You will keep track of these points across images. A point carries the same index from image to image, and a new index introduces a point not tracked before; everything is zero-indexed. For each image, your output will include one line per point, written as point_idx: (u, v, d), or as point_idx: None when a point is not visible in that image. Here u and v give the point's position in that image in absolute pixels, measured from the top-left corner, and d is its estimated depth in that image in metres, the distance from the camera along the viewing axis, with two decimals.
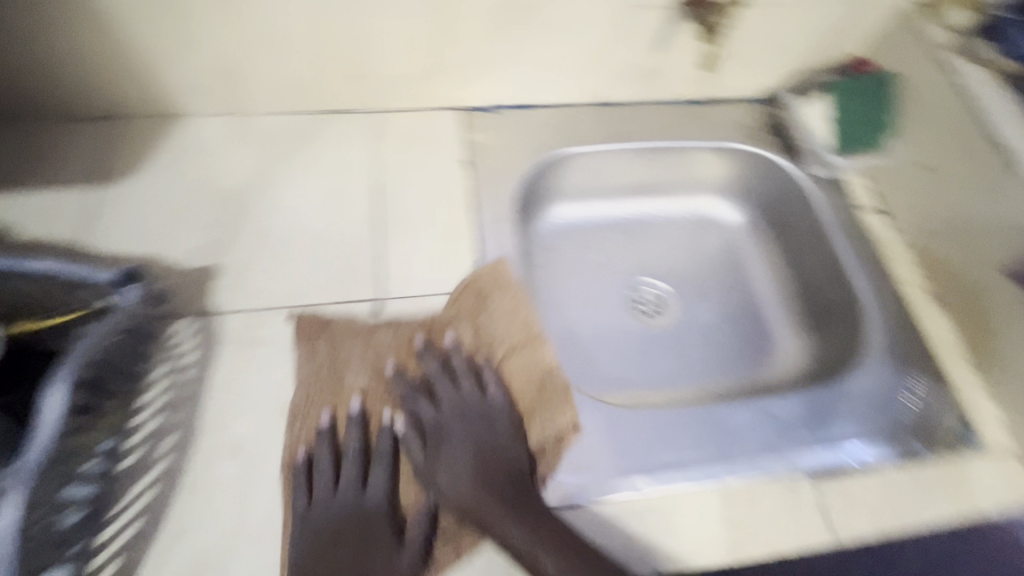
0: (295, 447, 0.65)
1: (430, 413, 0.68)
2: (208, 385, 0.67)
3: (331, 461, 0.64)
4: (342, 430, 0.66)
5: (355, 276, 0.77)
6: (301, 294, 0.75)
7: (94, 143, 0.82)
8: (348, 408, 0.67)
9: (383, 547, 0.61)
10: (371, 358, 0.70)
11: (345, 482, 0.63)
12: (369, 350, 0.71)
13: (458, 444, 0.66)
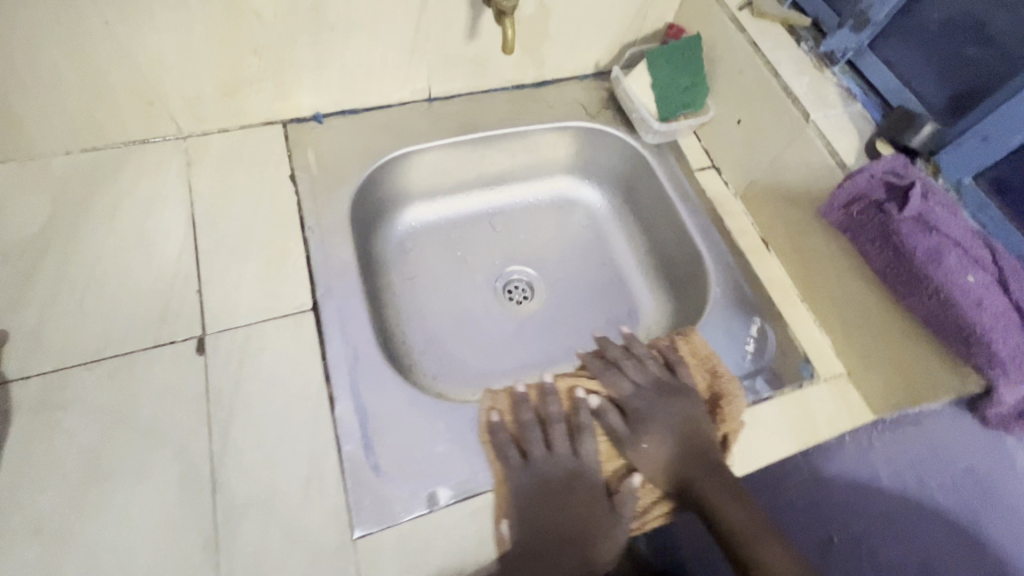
0: (494, 425, 0.57)
1: (628, 387, 0.61)
2: (74, 502, 0.48)
3: (588, 444, 0.57)
4: (563, 439, 0.57)
5: (174, 310, 0.58)
6: (125, 330, 0.56)
7: None
8: (574, 400, 0.60)
9: (596, 505, 0.55)
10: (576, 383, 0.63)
11: (562, 451, 0.56)
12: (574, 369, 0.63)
13: (653, 426, 0.58)
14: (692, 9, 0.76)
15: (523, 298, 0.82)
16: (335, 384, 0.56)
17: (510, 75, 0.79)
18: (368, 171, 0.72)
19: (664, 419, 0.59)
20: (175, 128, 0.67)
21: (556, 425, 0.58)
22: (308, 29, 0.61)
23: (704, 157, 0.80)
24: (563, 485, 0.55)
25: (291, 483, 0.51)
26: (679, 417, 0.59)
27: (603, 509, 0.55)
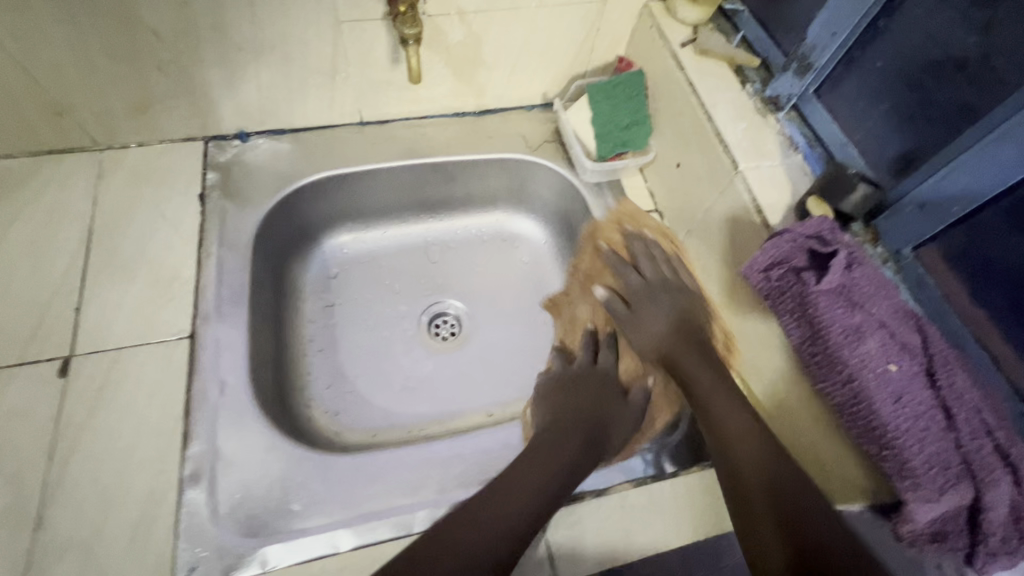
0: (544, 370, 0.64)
1: (636, 278, 0.61)
2: None
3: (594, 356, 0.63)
4: (597, 347, 0.64)
5: (47, 327, 0.57)
6: None
7: None
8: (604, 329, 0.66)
9: (609, 399, 0.58)
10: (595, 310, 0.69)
11: (580, 361, 0.63)
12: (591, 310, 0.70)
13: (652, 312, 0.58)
14: (639, 42, 0.71)
15: (450, 333, 0.78)
16: (192, 421, 0.53)
17: (448, 101, 0.76)
18: (284, 194, 0.70)
19: (659, 308, 0.58)
20: (90, 140, 0.67)
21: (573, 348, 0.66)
22: (213, 48, 0.60)
23: (646, 198, 0.74)
24: (579, 364, 0.62)
25: (119, 527, 0.48)
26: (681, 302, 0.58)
27: (613, 392, 0.59)
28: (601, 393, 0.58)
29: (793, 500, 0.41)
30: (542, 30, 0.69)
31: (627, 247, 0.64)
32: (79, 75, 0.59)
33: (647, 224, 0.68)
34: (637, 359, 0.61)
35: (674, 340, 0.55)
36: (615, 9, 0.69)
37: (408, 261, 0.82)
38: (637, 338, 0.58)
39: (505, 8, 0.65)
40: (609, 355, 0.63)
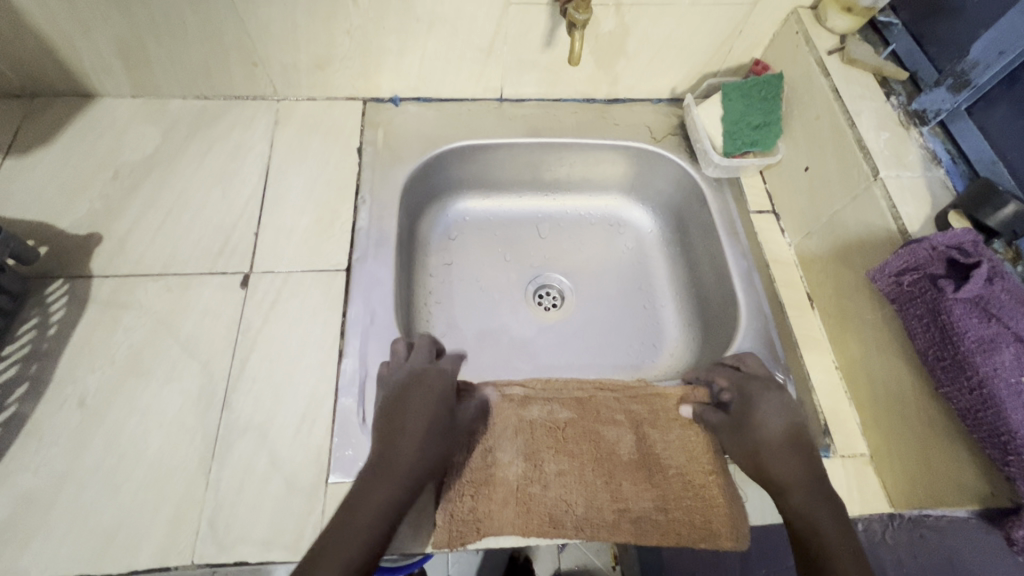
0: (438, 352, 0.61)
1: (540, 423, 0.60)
2: (115, 386, 0.56)
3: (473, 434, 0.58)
4: (551, 463, 0.57)
5: (233, 244, 0.66)
6: (185, 254, 0.65)
7: (54, 117, 0.72)
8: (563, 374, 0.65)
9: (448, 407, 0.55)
10: (521, 435, 0.59)
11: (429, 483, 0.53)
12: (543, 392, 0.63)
13: (763, 412, 0.53)
14: (780, 48, 0.74)
15: (553, 304, 0.83)
16: (346, 339, 0.61)
17: (583, 87, 0.81)
18: (429, 155, 0.77)
19: (776, 406, 0.54)
20: (272, 90, 0.76)
21: (504, 470, 0.56)
22: (396, 17, 0.67)
23: (764, 200, 0.77)
24: (533, 484, 0.55)
25: (288, 418, 0.56)
26: (797, 490, 0.48)
27: (499, 490, 0.55)
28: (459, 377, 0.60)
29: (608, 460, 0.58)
30: (687, 28, 0.73)
31: (702, 487, 0.56)
32: (281, 33, 0.68)
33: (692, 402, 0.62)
34: (570, 464, 0.57)
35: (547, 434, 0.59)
36: (762, 12, 0.71)
37: (522, 234, 0.87)
38: (572, 486, 0.56)
39: (660, 3, 0.69)
40: (540, 500, 0.55)
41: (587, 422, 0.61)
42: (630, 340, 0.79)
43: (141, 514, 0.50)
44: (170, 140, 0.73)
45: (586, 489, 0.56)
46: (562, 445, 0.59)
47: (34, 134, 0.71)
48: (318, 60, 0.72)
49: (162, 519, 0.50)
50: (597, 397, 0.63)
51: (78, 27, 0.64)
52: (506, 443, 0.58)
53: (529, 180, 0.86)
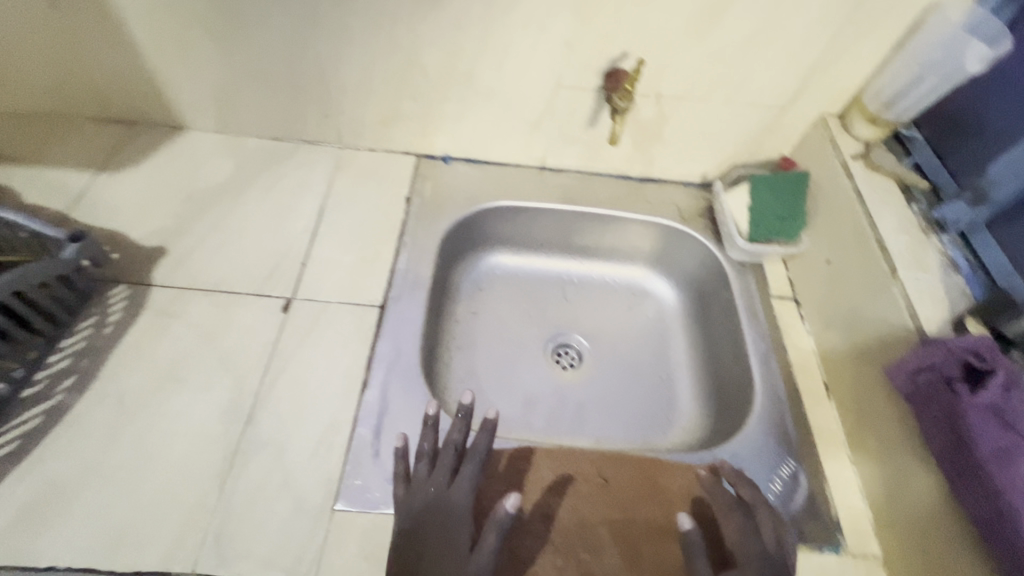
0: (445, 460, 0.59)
1: (575, 507, 0.58)
2: (152, 389, 0.60)
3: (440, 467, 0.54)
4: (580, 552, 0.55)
5: (281, 271, 0.71)
6: (237, 275, 0.70)
7: (143, 143, 0.81)
8: (580, 467, 0.62)
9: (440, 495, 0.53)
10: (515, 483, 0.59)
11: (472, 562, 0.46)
12: (563, 479, 0.60)
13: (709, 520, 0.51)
14: (807, 148, 0.79)
15: (570, 364, 0.85)
16: (371, 371, 0.64)
17: (619, 164, 0.87)
18: (471, 210, 0.83)
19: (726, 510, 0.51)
20: (338, 139, 0.84)
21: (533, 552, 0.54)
22: (459, 88, 0.75)
23: (786, 287, 0.79)
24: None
25: (306, 441, 0.58)
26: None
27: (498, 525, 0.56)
28: None
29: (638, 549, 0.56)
30: (720, 123, 0.79)
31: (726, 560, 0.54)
32: (355, 91, 0.76)
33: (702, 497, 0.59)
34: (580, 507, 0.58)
35: (577, 514, 0.58)
36: (792, 115, 0.77)
37: (546, 293, 0.91)
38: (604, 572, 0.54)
39: (696, 99, 0.75)
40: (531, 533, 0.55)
41: (619, 500, 0.59)
42: (644, 410, 0.80)
43: (154, 516, 0.52)
44: (241, 173, 0.81)
45: (591, 535, 0.57)
46: (591, 529, 0.57)
47: (125, 156, 0.80)
48: (383, 117, 0.80)
49: (171, 523, 0.52)
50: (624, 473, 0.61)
51: (185, 71, 0.74)
52: (537, 525, 0.56)
53: (560, 244, 0.91)
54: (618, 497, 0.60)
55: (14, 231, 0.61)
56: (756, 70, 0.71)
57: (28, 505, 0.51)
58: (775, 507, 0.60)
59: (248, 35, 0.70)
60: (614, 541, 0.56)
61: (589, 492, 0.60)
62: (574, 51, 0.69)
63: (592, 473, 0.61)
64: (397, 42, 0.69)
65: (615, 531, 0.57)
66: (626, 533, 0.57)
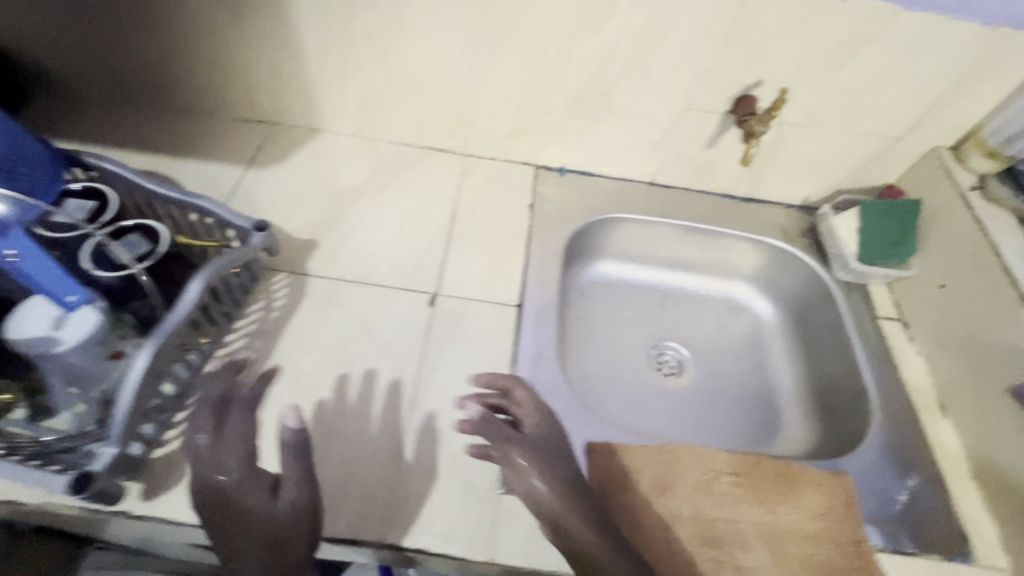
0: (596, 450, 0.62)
1: (722, 504, 0.60)
2: (322, 371, 0.64)
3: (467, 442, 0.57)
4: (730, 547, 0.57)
5: (423, 267, 0.76)
6: (384, 269, 0.75)
7: (285, 143, 0.87)
8: (723, 464, 0.63)
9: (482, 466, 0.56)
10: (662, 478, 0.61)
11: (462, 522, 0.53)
12: (708, 477, 0.61)
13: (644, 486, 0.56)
14: (916, 177, 0.83)
15: (672, 371, 0.89)
16: (517, 366, 0.68)
17: (727, 184, 0.91)
18: (589, 220, 0.87)
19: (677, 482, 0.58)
20: (464, 147, 0.89)
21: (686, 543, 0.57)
22: (593, 106, 0.80)
23: (891, 308, 0.82)
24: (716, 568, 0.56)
25: (466, 427, 0.62)
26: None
27: (651, 513, 0.58)
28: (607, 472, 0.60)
29: (784, 548, 0.58)
30: (834, 149, 0.83)
31: (871, 565, 0.57)
32: (494, 104, 0.81)
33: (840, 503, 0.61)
34: (726, 507, 0.60)
35: (725, 510, 0.59)
36: (905, 145, 0.82)
37: (647, 302, 0.95)
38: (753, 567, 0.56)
39: (817, 126, 0.80)
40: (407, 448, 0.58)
41: (761, 501, 0.61)
42: (748, 419, 0.83)
43: (337, 487, 0.56)
44: (376, 174, 0.86)
45: (740, 532, 0.58)
46: (739, 526, 0.59)
47: (271, 154, 0.85)
48: (513, 129, 0.85)
49: (354, 495, 0.56)
50: (765, 474, 0.63)
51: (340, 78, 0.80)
52: (686, 518, 0.58)
53: (661, 257, 0.95)
54: (761, 497, 0.61)
55: (204, 218, 0.66)
56: (880, 103, 0.76)
57: None
58: (905, 516, 0.63)
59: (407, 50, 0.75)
60: (759, 539, 0.58)
61: (734, 489, 0.61)
62: (712, 77, 0.74)
63: (735, 472, 0.62)
64: (547, 62, 0.74)
65: (761, 529, 0.59)
66: (771, 532, 0.59)
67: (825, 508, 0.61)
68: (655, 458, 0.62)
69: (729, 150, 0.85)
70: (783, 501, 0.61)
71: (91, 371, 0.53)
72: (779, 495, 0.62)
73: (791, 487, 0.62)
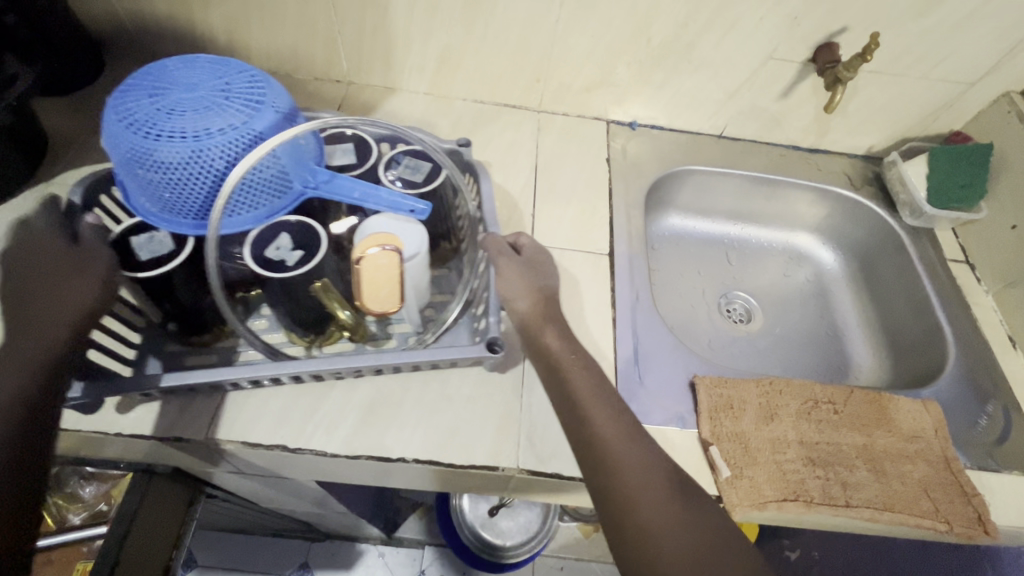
0: (704, 386, 0.65)
1: (822, 429, 0.64)
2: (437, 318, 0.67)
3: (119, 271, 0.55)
4: (834, 466, 0.61)
5: (514, 220, 0.79)
6: None
7: (362, 103, 0.88)
8: (818, 395, 0.67)
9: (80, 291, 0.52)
10: (765, 407, 0.65)
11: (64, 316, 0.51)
12: (806, 406, 0.65)
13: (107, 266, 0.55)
14: (985, 123, 0.85)
15: (742, 318, 0.92)
16: (618, 309, 0.71)
17: (794, 135, 0.93)
18: (663, 173, 0.89)
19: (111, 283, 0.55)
20: (538, 103, 0.91)
21: (795, 464, 0.61)
22: (674, 57, 0.81)
23: (958, 251, 0.86)
24: (824, 485, 0.60)
25: None
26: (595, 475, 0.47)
27: (760, 438, 0.62)
28: (716, 404, 0.64)
29: (882, 466, 0.62)
30: (905, 97, 0.85)
31: (963, 480, 0.62)
32: (573, 58, 0.83)
33: (929, 426, 0.66)
34: (827, 432, 0.64)
35: (825, 435, 0.64)
36: (976, 91, 0.84)
37: (713, 254, 0.98)
38: (857, 484, 0.60)
39: (892, 74, 0.81)
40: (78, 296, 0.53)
41: (859, 426, 0.65)
42: (819, 359, 0.87)
43: (471, 421, 0.60)
44: (455, 131, 0.87)
45: (842, 453, 0.62)
46: (838, 448, 0.63)
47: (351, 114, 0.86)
48: (590, 83, 0.86)
49: (488, 427, 0.60)
50: (857, 402, 0.67)
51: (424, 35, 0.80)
52: (792, 442, 0.63)
53: (727, 209, 0.98)
54: (857, 422, 0.65)
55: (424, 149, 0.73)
56: (959, 48, 0.77)
57: (367, 408, 0.59)
58: (989, 437, 0.67)
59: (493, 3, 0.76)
60: (860, 459, 0.62)
61: (832, 417, 0.65)
62: (798, 24, 0.75)
63: (830, 401, 0.66)
64: (637, 13, 0.75)
65: (860, 450, 0.63)
66: (870, 453, 0.63)
67: (916, 431, 0.65)
68: (758, 390, 0.66)
69: (802, 100, 0.87)
70: (876, 425, 0.65)
71: (421, 278, 0.60)
72: (874, 419, 0.65)
73: (883, 413, 0.66)
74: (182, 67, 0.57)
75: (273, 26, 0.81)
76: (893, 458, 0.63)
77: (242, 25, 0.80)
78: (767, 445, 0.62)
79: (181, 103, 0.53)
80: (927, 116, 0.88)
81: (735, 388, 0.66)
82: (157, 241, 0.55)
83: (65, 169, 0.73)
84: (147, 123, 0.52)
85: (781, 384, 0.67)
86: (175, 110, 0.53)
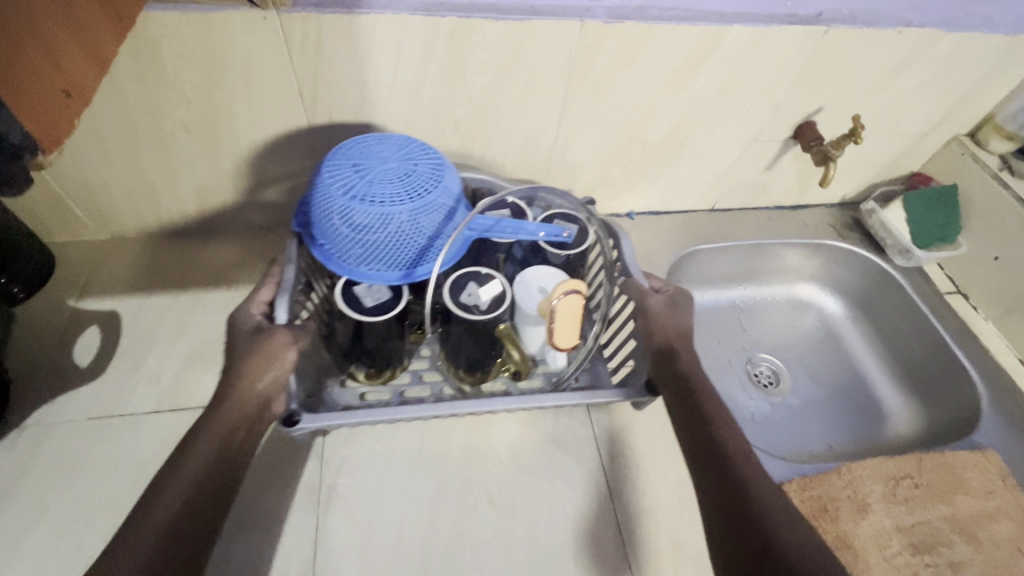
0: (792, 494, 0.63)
1: (910, 509, 0.65)
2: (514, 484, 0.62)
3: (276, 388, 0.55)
4: (935, 547, 0.63)
5: None
6: None
7: None
8: (893, 472, 0.67)
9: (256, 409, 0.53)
10: (854, 500, 0.65)
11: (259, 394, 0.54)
12: (889, 488, 0.66)
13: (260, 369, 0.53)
14: (943, 163, 0.93)
15: (771, 382, 0.92)
16: None
17: (777, 198, 0.98)
18: (672, 259, 0.91)
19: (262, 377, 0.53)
20: None
21: (902, 556, 0.62)
22: (667, 152, 0.83)
23: (948, 283, 0.93)
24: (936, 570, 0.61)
25: (669, 502, 0.63)
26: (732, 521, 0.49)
27: (863, 538, 0.62)
28: (811, 511, 0.63)
29: (974, 532, 0.64)
30: (872, 153, 0.91)
31: None
32: (571, 168, 0.82)
33: (994, 476, 0.68)
34: (916, 511, 0.65)
35: (916, 515, 0.65)
36: (930, 139, 0.91)
37: (724, 320, 0.98)
38: (961, 561, 0.62)
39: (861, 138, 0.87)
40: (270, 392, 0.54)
41: (940, 495, 0.66)
42: (853, 410, 0.89)
43: None
44: None
45: (936, 530, 0.64)
46: (931, 524, 0.64)
47: None
48: (588, 186, 0.86)
49: None
50: (929, 469, 0.68)
51: None
52: (890, 531, 0.63)
53: (728, 273, 0.99)
54: (936, 491, 0.66)
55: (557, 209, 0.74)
56: (916, 109, 0.84)
57: None
58: None
59: (489, 134, 0.73)
60: (953, 532, 0.64)
61: (913, 492, 0.66)
62: (780, 111, 0.79)
63: (905, 475, 0.67)
64: (633, 122, 0.76)
65: (950, 522, 0.65)
66: (958, 523, 0.65)
67: (987, 486, 0.67)
68: (841, 482, 0.65)
69: (784, 170, 0.91)
70: (953, 490, 0.66)
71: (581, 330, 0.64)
72: (950, 486, 0.67)
73: (954, 475, 0.67)
74: (376, 142, 0.59)
75: (252, 190, 0.74)
76: (978, 521, 0.65)
77: (216, 194, 0.73)
78: (871, 543, 0.62)
79: (386, 178, 0.56)
80: (891, 164, 0.95)
81: (819, 485, 0.65)
82: (376, 288, 0.61)
83: (38, 408, 0.62)
84: (364, 192, 0.55)
85: (859, 471, 0.66)
86: (383, 185, 0.56)
